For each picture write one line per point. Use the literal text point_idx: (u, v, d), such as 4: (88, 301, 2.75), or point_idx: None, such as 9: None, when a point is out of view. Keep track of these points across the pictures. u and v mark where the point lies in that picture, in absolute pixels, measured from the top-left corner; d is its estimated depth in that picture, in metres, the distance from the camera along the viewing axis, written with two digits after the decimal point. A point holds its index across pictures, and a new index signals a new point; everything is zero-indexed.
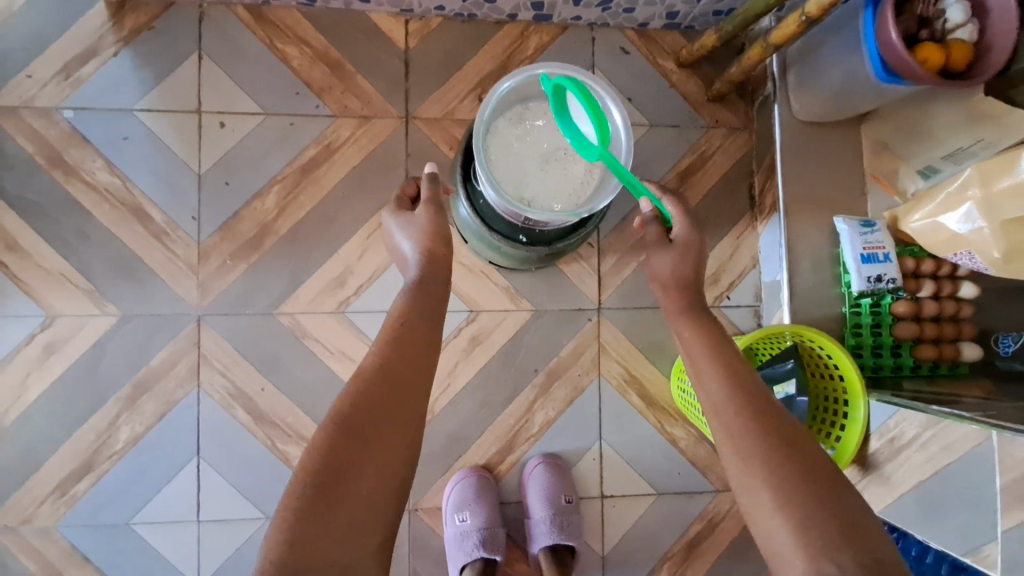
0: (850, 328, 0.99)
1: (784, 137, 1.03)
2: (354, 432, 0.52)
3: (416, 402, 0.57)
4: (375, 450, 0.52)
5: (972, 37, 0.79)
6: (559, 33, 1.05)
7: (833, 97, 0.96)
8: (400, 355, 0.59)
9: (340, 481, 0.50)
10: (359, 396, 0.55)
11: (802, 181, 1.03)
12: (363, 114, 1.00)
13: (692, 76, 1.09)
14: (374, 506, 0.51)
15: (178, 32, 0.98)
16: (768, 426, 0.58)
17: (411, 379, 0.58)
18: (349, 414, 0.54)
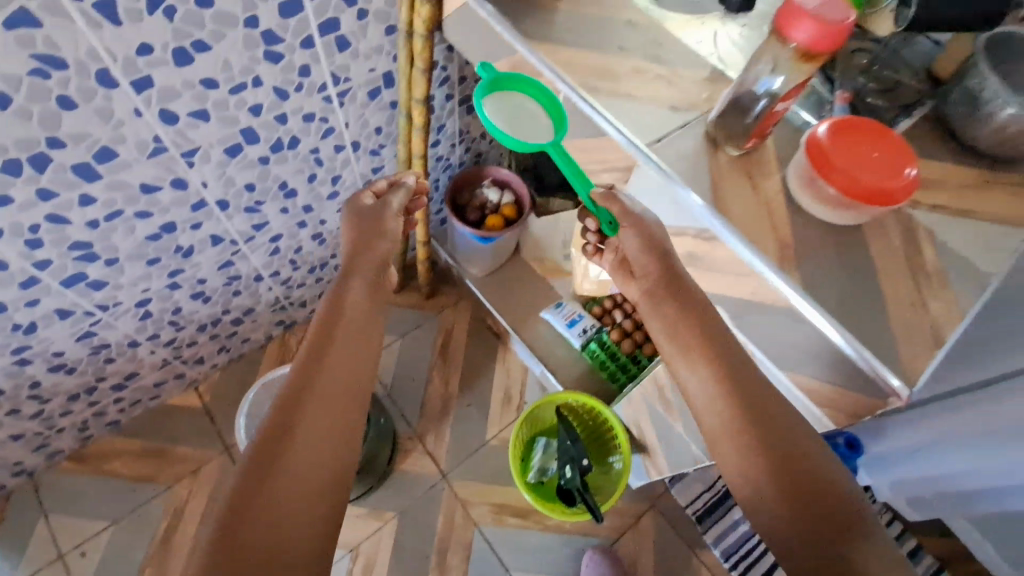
0: (601, 367, 1.35)
1: (483, 291, 1.44)
2: (267, 457, 0.56)
3: (327, 413, 0.61)
4: (292, 461, 0.56)
5: (510, 198, 1.32)
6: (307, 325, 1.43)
7: (489, 259, 1.38)
8: (325, 370, 0.64)
9: (274, 488, 0.54)
10: (272, 425, 0.59)
11: (512, 308, 1.42)
12: (190, 470, 1.26)
13: (408, 291, 1.50)
14: (302, 508, 0.55)
15: (24, 509, 1.20)
16: (765, 424, 0.57)
17: (340, 383, 0.64)
18: (269, 441, 0.57)
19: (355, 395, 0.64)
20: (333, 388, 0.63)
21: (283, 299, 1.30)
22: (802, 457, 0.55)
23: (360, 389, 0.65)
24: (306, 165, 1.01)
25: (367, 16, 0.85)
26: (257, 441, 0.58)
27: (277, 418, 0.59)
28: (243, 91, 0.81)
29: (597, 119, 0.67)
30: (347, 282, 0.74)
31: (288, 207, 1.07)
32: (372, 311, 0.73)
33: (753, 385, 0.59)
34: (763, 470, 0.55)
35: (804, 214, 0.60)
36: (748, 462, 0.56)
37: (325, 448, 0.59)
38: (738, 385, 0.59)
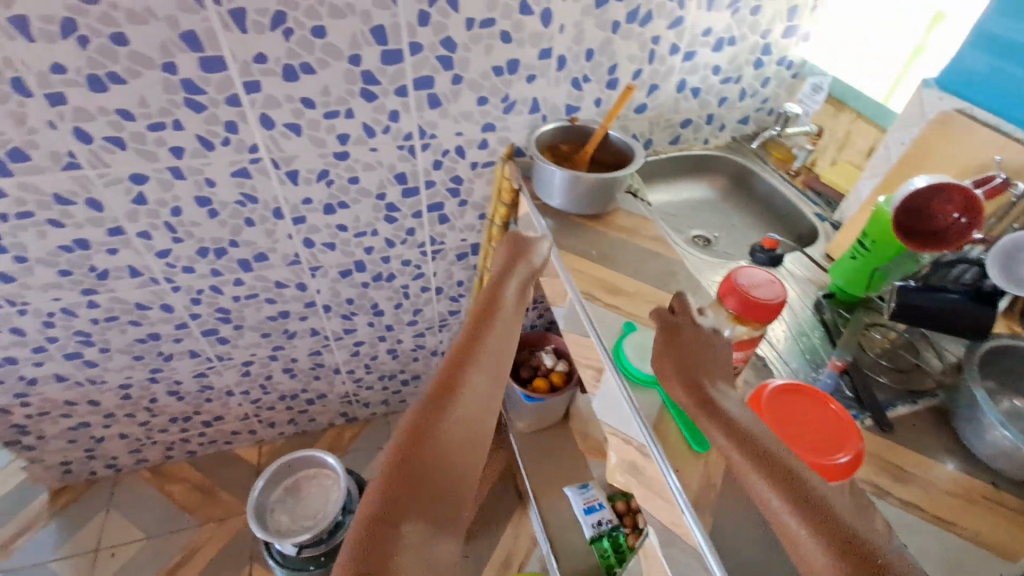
0: (605, 568, 1.24)
1: (519, 445, 1.50)
2: (456, 397, 0.53)
3: (487, 379, 0.57)
4: (435, 451, 0.48)
5: (564, 367, 1.41)
6: (364, 425, 1.61)
7: (533, 418, 1.47)
8: (484, 337, 0.61)
9: (420, 459, 0.47)
10: (457, 361, 0.57)
11: (537, 475, 1.45)
12: (221, 516, 1.43)
13: None
14: (458, 473, 0.48)
15: (97, 497, 1.44)
16: (825, 519, 0.43)
17: (471, 360, 0.57)
18: (450, 390, 0.53)
19: (499, 362, 0.61)
20: (500, 341, 0.62)
21: (352, 395, 1.51)
22: (821, 519, 0.43)
23: (509, 353, 0.63)
24: (397, 295, 1.26)
25: (467, 204, 1.12)
26: (430, 394, 0.52)
27: (462, 349, 0.59)
28: (363, 236, 1.10)
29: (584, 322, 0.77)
30: (512, 256, 0.81)
31: (374, 322, 1.31)
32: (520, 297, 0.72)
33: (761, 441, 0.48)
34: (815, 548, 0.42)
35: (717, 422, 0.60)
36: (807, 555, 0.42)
37: (488, 395, 0.56)
38: (794, 487, 0.45)
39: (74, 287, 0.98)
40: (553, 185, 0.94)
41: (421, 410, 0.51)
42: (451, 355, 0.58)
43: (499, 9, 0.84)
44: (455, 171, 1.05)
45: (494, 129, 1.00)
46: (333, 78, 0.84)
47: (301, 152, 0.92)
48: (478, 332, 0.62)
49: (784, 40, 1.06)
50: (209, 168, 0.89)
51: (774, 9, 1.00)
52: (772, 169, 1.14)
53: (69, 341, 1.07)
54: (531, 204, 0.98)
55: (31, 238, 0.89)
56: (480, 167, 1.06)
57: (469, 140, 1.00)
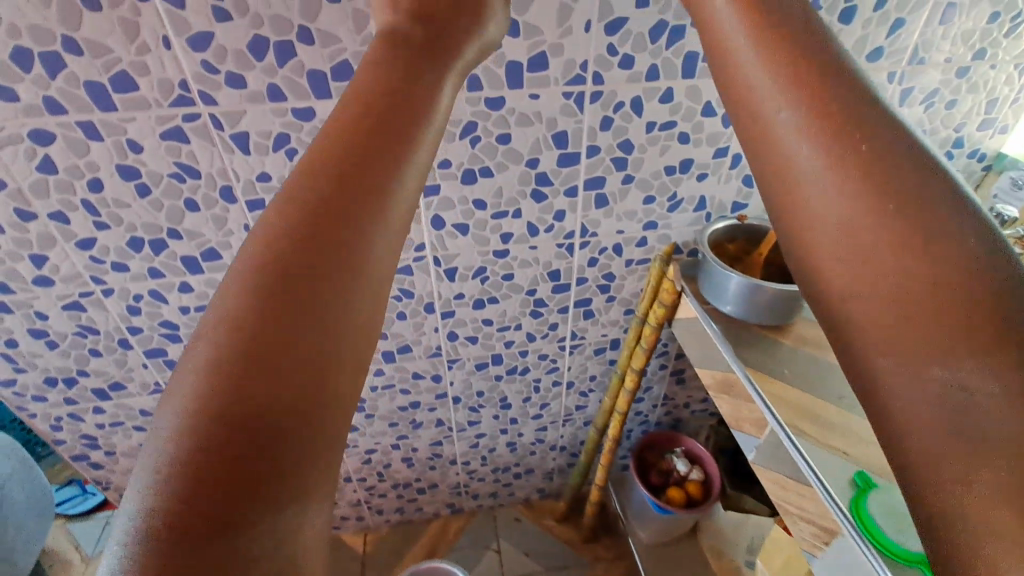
0: None
1: (643, 560, 1.33)
2: (265, 337, 0.30)
3: (331, 263, 0.32)
4: (267, 340, 0.30)
5: (700, 475, 1.27)
6: (469, 517, 1.51)
7: (660, 527, 1.32)
8: (340, 176, 0.34)
9: (246, 368, 0.29)
10: (268, 258, 0.32)
11: None
12: None
13: (568, 525, 1.49)
14: (283, 469, 0.29)
15: None
16: (887, 219, 0.32)
17: (295, 247, 0.32)
18: (245, 336, 0.30)
19: (362, 205, 0.34)
20: (375, 169, 0.35)
21: (462, 486, 1.42)
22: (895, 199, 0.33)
23: (385, 188, 0.35)
24: (527, 388, 1.19)
25: (614, 300, 1.06)
26: (199, 359, 0.30)
27: (274, 230, 0.33)
28: (506, 329, 1.06)
29: (806, 470, 0.67)
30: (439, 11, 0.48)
31: (499, 415, 1.24)
32: (383, 79, 0.39)
33: (909, 211, 0.32)
34: (866, 263, 0.32)
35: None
36: (901, 422, 0.29)
37: (346, 287, 0.33)
38: (873, 163, 0.34)
39: None
40: (728, 290, 0.86)
41: (189, 395, 0.29)
42: (248, 251, 0.32)
43: (682, 112, 0.81)
44: (608, 268, 1.00)
45: (656, 227, 0.95)
46: (508, 181, 0.83)
47: (463, 250, 0.90)
48: (311, 173, 0.34)
49: (980, 133, 0.96)
50: None
51: (972, 102, 0.91)
52: None
53: None
54: (701, 309, 0.90)
55: None
56: (635, 264, 1.00)
57: (629, 238, 0.96)
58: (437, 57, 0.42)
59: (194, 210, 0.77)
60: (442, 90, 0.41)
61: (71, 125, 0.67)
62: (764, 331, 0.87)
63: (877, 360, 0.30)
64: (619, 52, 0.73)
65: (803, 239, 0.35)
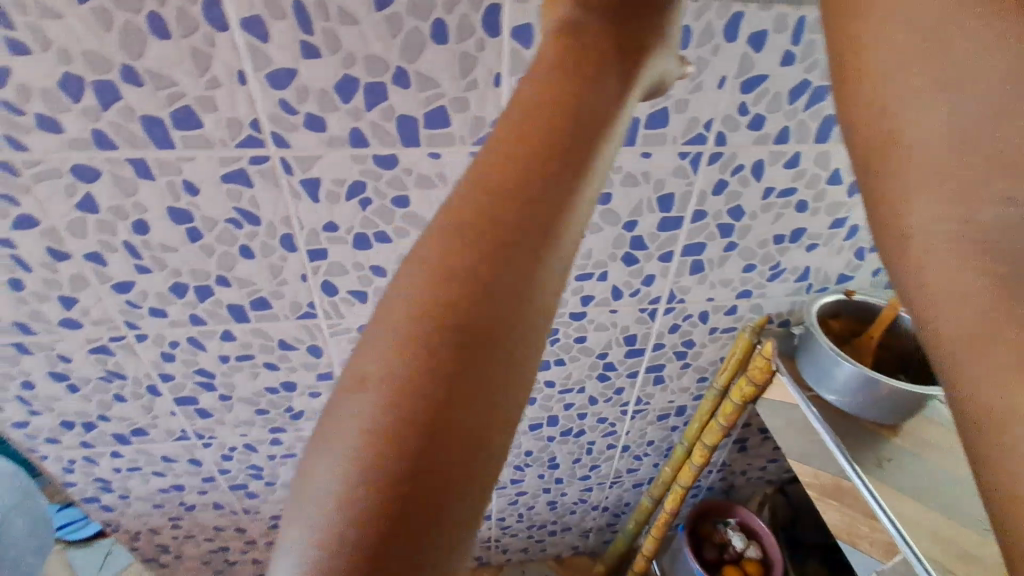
0: None
1: None
2: (430, 390, 0.26)
3: (493, 292, 0.28)
4: (428, 381, 0.26)
5: (757, 552, 1.16)
6: (496, 571, 1.40)
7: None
8: (504, 202, 0.30)
9: (409, 419, 0.25)
10: (429, 293, 0.28)
11: None
12: None
13: None
14: (446, 537, 0.24)
15: None
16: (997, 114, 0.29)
17: (456, 292, 0.28)
18: (408, 388, 0.26)
19: (529, 237, 0.29)
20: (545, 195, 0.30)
21: (493, 540, 1.32)
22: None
23: (549, 225, 0.30)
24: (579, 449, 1.09)
25: (689, 367, 0.96)
26: (357, 409, 0.26)
27: (435, 263, 0.29)
28: (568, 391, 0.96)
29: None
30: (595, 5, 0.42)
31: (545, 474, 1.14)
32: (548, 96, 0.34)
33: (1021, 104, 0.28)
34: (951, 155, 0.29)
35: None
36: (942, 338, 0.27)
37: (513, 322, 0.28)
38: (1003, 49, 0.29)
39: (265, 425, 0.90)
40: (836, 377, 0.75)
41: (346, 455, 0.25)
42: (408, 286, 0.29)
43: (806, 178, 0.72)
44: (690, 335, 0.90)
45: (750, 296, 0.85)
46: (601, 242, 0.74)
47: None
48: (471, 200, 0.30)
49: None
50: None
51: None
52: None
53: (240, 473, 0.98)
54: (801, 395, 0.80)
55: (243, 378, 0.82)
56: (719, 331, 0.90)
57: (718, 306, 0.86)
58: (603, 79, 0.37)
59: (249, 257, 0.68)
60: (618, 106, 0.37)
61: (122, 161, 0.58)
62: (874, 427, 0.77)
63: (934, 290, 0.28)
64: (750, 112, 0.63)
65: (872, 137, 0.33)
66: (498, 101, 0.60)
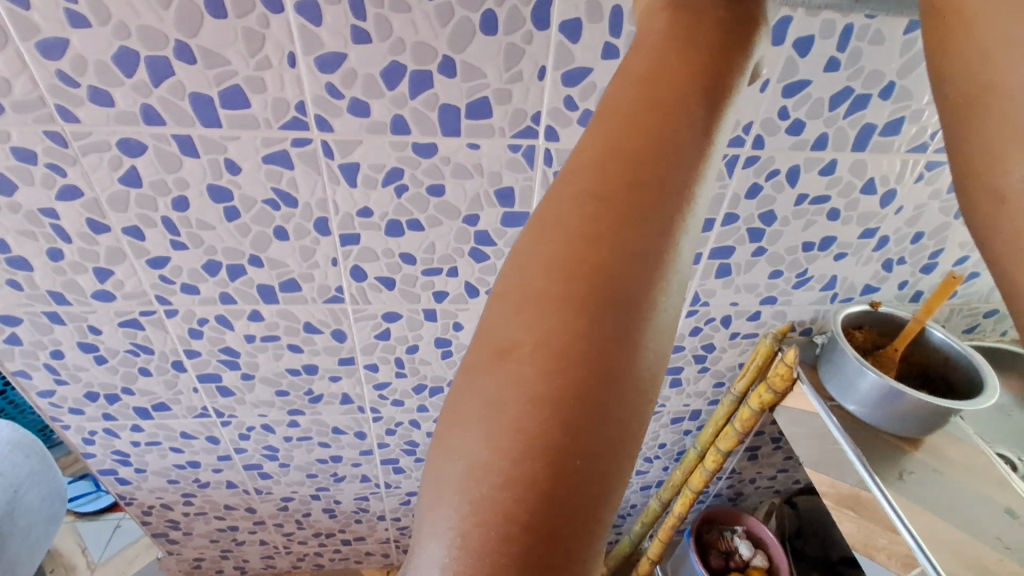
0: None
1: None
2: (581, 373, 0.22)
3: (630, 272, 0.24)
4: (565, 370, 0.22)
5: (764, 561, 1.16)
6: None
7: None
8: (654, 162, 0.26)
9: (546, 413, 0.22)
10: (575, 260, 0.24)
11: None
12: None
13: None
14: (580, 543, 0.21)
15: None
16: None
17: (589, 269, 0.24)
18: (558, 370, 0.22)
19: (678, 204, 0.26)
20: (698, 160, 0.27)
21: None
22: None
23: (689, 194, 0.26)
24: None
25: (707, 370, 0.96)
26: (499, 384, 0.23)
27: (574, 223, 0.25)
28: None
29: None
30: None
31: None
32: (690, 42, 0.30)
33: None
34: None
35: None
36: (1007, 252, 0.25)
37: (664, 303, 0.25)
38: None
39: (283, 407, 0.91)
40: (858, 387, 0.75)
41: (491, 435, 0.22)
42: (548, 248, 0.25)
43: (840, 186, 0.72)
44: (711, 339, 0.90)
45: (774, 303, 0.86)
46: None
47: None
48: (608, 158, 0.26)
49: None
50: (463, 313, 0.81)
51: None
52: None
53: (255, 453, 0.99)
54: (822, 403, 0.79)
55: (266, 358, 0.83)
56: (740, 337, 0.91)
57: (742, 311, 0.86)
58: (746, 27, 0.32)
59: (283, 238, 0.69)
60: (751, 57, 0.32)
61: (168, 137, 0.59)
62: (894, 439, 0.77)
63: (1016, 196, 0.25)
64: (790, 116, 0.64)
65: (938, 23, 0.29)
66: (541, 94, 0.60)
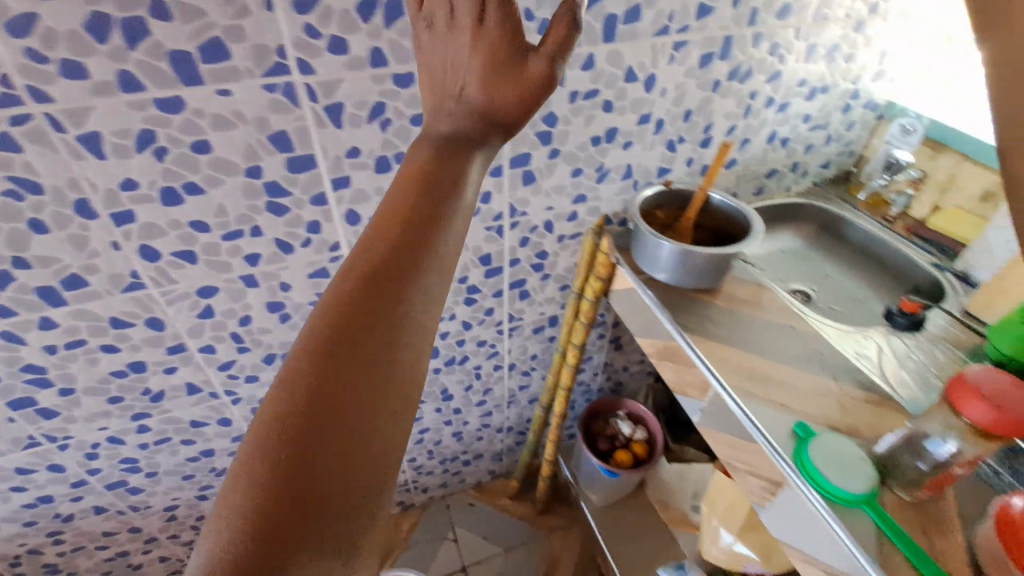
0: None
1: (597, 522, 1.37)
2: (352, 333, 0.34)
3: (392, 276, 0.37)
4: (346, 339, 0.34)
5: (644, 434, 1.31)
6: (422, 511, 1.47)
7: (608, 491, 1.36)
8: (413, 206, 0.39)
9: (331, 363, 0.33)
10: (359, 269, 0.37)
11: (625, 552, 1.31)
12: None
13: (522, 501, 1.50)
14: (353, 451, 0.32)
15: None
16: None
17: (364, 275, 0.36)
18: (342, 336, 0.34)
19: (428, 234, 0.39)
20: (448, 219, 0.40)
21: (411, 481, 1.38)
22: None
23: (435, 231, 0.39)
24: (467, 376, 1.15)
25: (549, 278, 1.03)
26: (301, 346, 0.34)
27: (359, 248, 0.38)
28: (440, 321, 1.00)
29: (746, 423, 0.67)
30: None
31: (441, 407, 1.20)
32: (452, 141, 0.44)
33: None
34: None
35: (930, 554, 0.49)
36: None
37: (415, 308, 0.37)
38: None
39: (125, 413, 0.86)
40: (659, 257, 0.86)
41: (293, 376, 0.32)
42: (347, 262, 0.37)
43: (604, 78, 0.78)
44: (541, 246, 0.96)
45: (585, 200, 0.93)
46: None
47: None
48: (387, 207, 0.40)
49: (872, 86, 1.01)
50: (285, 272, 0.80)
51: (867, 57, 0.96)
52: (864, 214, 1.08)
53: (114, 470, 0.94)
54: (636, 279, 0.89)
55: (80, 367, 0.77)
56: (567, 239, 0.98)
57: (559, 214, 0.92)
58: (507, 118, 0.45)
59: (41, 231, 0.63)
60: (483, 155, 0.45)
61: None
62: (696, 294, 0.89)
63: None
64: (535, 16, 0.68)
65: None
66: (277, 27, 0.58)
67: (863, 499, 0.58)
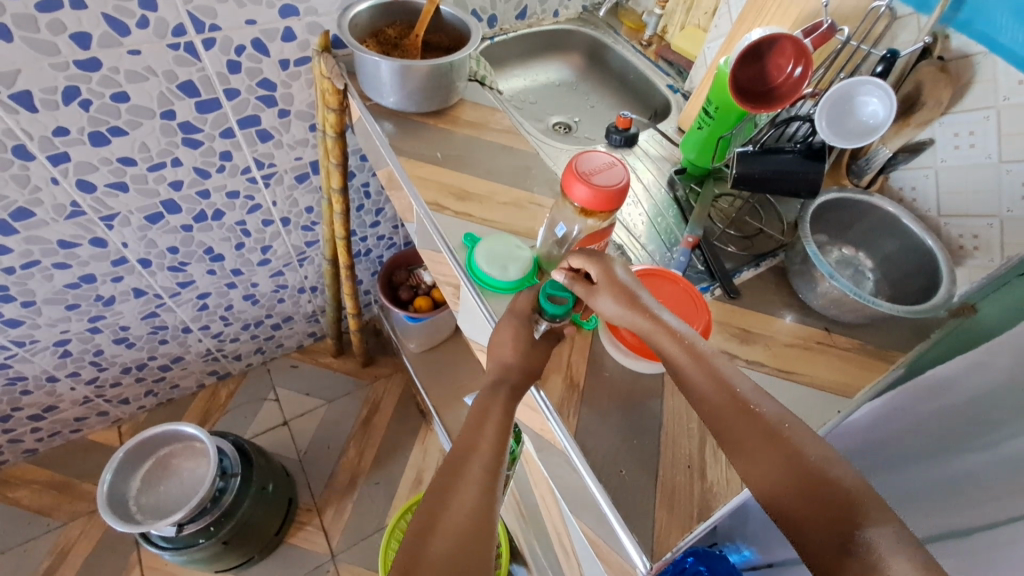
0: None
1: (413, 365, 1.39)
2: (474, 475, 0.43)
3: (492, 440, 0.46)
4: (465, 472, 0.43)
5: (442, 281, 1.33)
6: (242, 377, 1.45)
7: (424, 336, 1.35)
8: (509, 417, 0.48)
9: (448, 483, 0.42)
10: (471, 433, 0.46)
11: (435, 387, 1.35)
12: (89, 509, 1.24)
13: (347, 357, 1.52)
14: (465, 529, 0.40)
15: None
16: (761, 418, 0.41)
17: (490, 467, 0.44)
18: (464, 459, 0.44)
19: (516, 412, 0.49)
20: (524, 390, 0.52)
21: (217, 351, 1.34)
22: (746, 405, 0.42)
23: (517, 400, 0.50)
24: (233, 234, 1.07)
25: (289, 114, 0.94)
26: (453, 456, 0.45)
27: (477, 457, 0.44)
28: (162, 168, 0.89)
29: (436, 239, 0.70)
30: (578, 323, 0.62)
31: (216, 269, 1.12)
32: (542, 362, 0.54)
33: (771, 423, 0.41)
34: (766, 452, 0.40)
35: (545, 337, 0.56)
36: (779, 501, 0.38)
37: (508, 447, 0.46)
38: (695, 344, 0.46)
39: None
40: (376, 79, 0.78)
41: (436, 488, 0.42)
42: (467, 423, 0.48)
43: None
44: (260, 73, 0.85)
45: (298, 14, 0.81)
46: None
47: (24, 65, 0.69)
48: (498, 420, 0.48)
49: None
50: None
51: None
52: (625, 39, 1.07)
53: None
54: (362, 106, 0.83)
55: None
56: (293, 66, 0.87)
57: (267, 30, 0.81)
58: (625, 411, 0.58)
59: None
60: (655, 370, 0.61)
61: None
62: (425, 119, 0.84)
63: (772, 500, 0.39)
64: None
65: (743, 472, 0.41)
66: None
67: (495, 273, 0.63)
